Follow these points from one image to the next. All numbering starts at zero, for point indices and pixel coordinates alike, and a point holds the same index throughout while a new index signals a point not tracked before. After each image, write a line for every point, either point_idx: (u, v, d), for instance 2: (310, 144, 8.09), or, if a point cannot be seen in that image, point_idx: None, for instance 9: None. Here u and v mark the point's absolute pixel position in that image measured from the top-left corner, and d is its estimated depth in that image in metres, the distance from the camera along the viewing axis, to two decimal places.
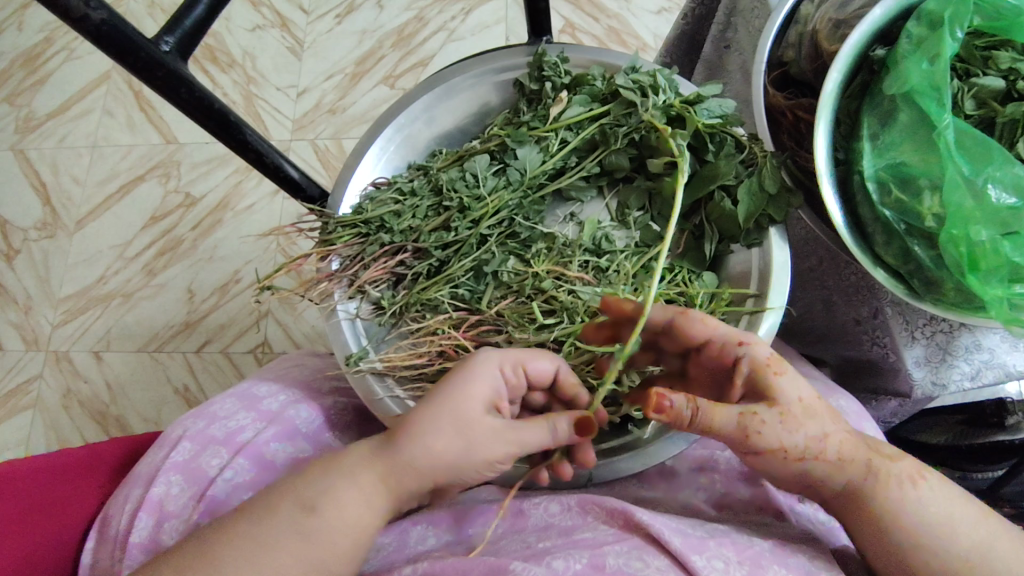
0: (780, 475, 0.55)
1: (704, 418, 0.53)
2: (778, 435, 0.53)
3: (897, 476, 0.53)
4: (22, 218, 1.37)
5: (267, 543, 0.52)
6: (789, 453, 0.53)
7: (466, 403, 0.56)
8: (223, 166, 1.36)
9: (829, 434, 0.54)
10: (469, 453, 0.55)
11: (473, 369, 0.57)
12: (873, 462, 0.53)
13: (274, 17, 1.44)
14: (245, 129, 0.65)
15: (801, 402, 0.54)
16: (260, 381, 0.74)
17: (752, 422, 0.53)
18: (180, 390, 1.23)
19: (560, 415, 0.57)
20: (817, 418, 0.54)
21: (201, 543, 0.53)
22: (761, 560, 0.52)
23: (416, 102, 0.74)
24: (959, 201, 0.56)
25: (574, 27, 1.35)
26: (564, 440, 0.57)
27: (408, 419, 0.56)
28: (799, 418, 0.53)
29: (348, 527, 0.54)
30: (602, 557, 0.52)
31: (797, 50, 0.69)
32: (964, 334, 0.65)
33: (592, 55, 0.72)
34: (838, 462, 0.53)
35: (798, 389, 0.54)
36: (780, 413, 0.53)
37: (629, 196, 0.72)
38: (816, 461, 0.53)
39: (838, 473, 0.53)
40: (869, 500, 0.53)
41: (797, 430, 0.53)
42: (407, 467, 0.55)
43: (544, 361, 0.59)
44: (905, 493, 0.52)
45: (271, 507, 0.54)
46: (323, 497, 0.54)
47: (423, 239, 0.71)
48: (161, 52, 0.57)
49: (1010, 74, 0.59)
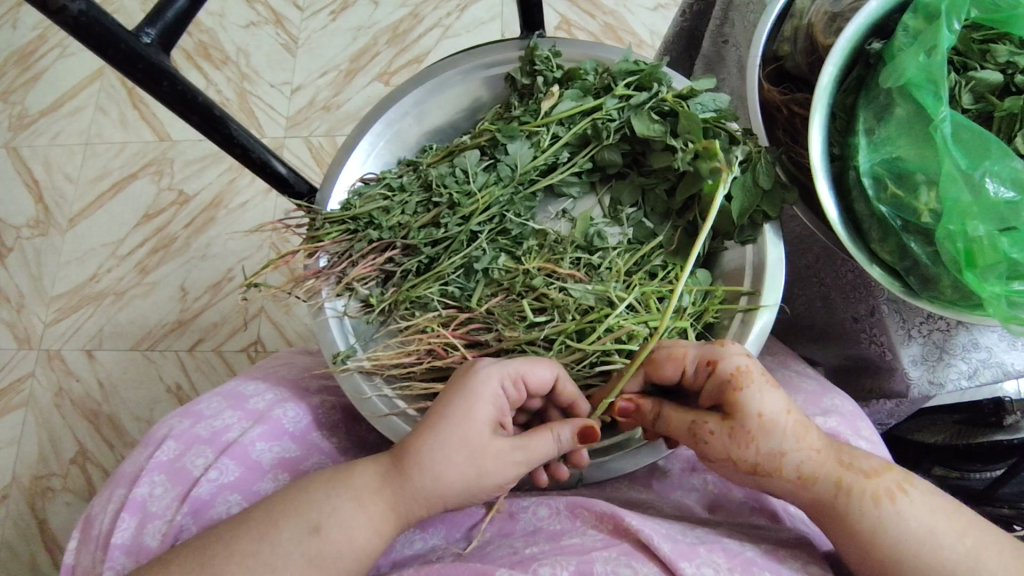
0: (743, 482, 0.57)
1: (662, 423, 0.58)
2: (729, 448, 0.55)
3: (872, 494, 0.52)
4: (14, 217, 1.36)
5: (271, 565, 0.51)
6: (741, 465, 0.55)
7: (471, 431, 0.55)
8: (217, 163, 1.35)
9: (787, 452, 0.53)
10: (481, 480, 0.56)
11: (478, 392, 0.56)
12: (840, 483, 0.52)
13: (268, 14, 1.43)
14: (229, 122, 0.64)
15: (761, 419, 0.53)
16: (248, 379, 0.72)
17: (703, 432, 0.56)
18: (172, 389, 1.21)
19: (563, 424, 0.58)
20: (775, 435, 0.53)
21: (196, 553, 0.52)
22: (751, 566, 0.51)
23: (406, 97, 0.73)
24: (955, 194, 0.54)
25: (569, 23, 1.34)
26: (568, 446, 0.58)
27: (412, 448, 0.55)
28: (753, 433, 0.54)
29: (354, 551, 0.53)
30: (590, 563, 0.51)
31: (792, 45, 0.68)
32: (961, 332, 0.65)
33: (584, 49, 0.72)
34: (798, 478, 0.53)
35: (760, 404, 0.54)
36: (731, 427, 0.54)
37: (622, 191, 0.70)
38: (773, 476, 0.54)
39: (802, 488, 0.54)
40: (838, 513, 0.52)
41: (747, 445, 0.54)
42: (418, 497, 0.55)
43: (544, 369, 0.58)
44: (883, 509, 0.51)
45: (274, 524, 0.52)
46: (327, 517, 0.53)
47: (412, 235, 0.70)
48: (143, 44, 0.56)
49: (1008, 68, 0.58)
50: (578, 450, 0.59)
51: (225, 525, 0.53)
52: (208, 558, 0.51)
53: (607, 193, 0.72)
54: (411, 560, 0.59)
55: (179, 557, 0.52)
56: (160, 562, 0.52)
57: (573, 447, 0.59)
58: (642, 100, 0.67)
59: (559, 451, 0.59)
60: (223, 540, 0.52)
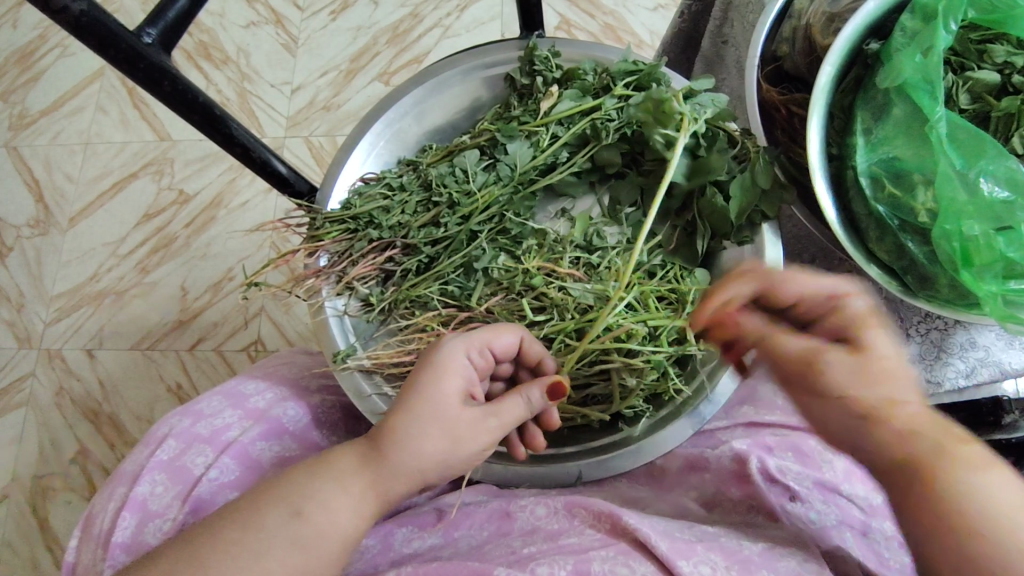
0: (837, 421, 0.55)
1: (770, 345, 0.58)
2: (845, 377, 0.55)
3: (973, 460, 0.50)
4: (15, 216, 1.36)
5: (256, 552, 0.50)
6: (849, 397, 0.55)
7: (442, 401, 0.56)
8: (217, 163, 1.35)
9: (899, 398, 0.54)
10: (458, 449, 0.56)
11: (445, 365, 0.57)
12: (946, 443, 0.51)
13: (268, 14, 1.43)
14: (230, 121, 0.64)
15: (884, 359, 0.54)
16: (248, 378, 0.73)
17: (818, 355, 0.56)
18: (173, 389, 1.22)
19: (531, 385, 0.58)
20: (893, 379, 0.54)
21: (184, 548, 0.51)
22: (749, 564, 0.51)
23: (406, 97, 0.73)
24: (951, 193, 0.55)
25: (569, 23, 1.35)
26: (538, 406, 0.59)
27: (387, 427, 0.55)
28: (875, 368, 0.54)
29: (337, 533, 0.53)
30: (587, 562, 0.52)
31: (791, 45, 0.68)
32: (958, 331, 0.65)
33: (583, 49, 0.72)
34: (905, 427, 0.52)
35: (885, 345, 0.55)
36: (854, 355, 0.55)
37: (621, 191, 0.71)
38: (880, 415, 0.53)
39: (906, 440, 0.52)
40: (934, 473, 0.50)
41: (864, 376, 0.54)
42: (399, 475, 0.55)
43: (507, 336, 0.61)
44: (981, 477, 0.49)
45: (258, 513, 0.52)
46: (309, 500, 0.53)
47: (413, 234, 0.70)
48: (144, 44, 0.56)
49: (1005, 68, 0.59)
50: (548, 409, 0.61)
51: (211, 519, 0.53)
52: (194, 549, 0.51)
53: (606, 193, 0.73)
54: (409, 559, 0.59)
55: (166, 552, 0.51)
56: (145, 561, 0.51)
57: (543, 406, 0.59)
58: (641, 100, 0.67)
59: (533, 412, 0.59)
60: (211, 530, 0.52)
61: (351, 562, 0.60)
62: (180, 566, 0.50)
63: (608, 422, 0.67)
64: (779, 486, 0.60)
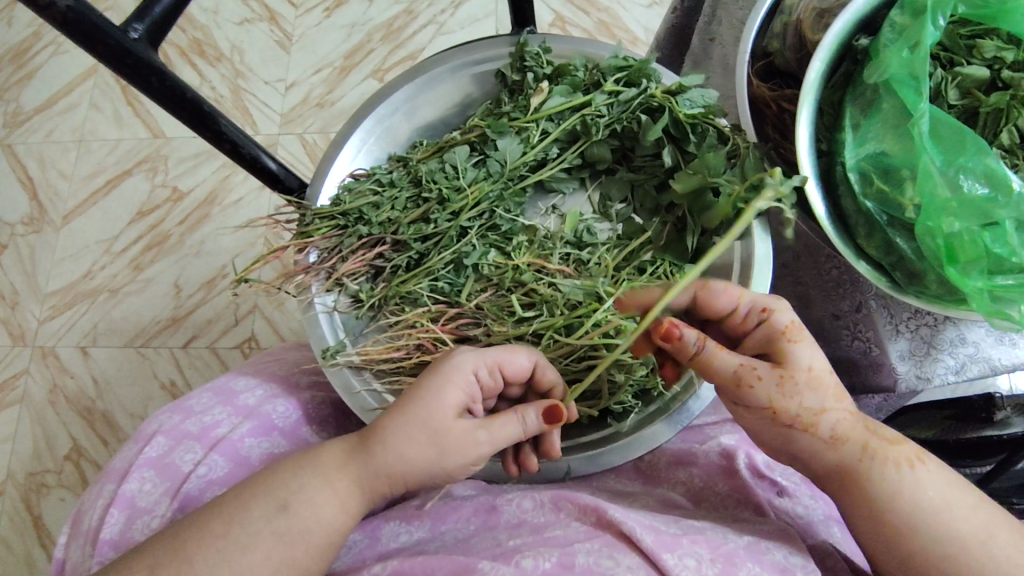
0: (767, 434, 0.56)
1: (706, 357, 0.54)
2: (771, 396, 0.53)
3: (893, 459, 0.52)
4: (9, 214, 1.36)
5: (241, 543, 0.50)
6: (779, 415, 0.54)
7: (437, 409, 0.55)
8: (210, 160, 1.34)
9: (826, 410, 0.53)
10: (443, 460, 0.56)
11: (449, 375, 0.56)
12: (869, 446, 0.53)
13: (263, 11, 1.43)
14: (219, 119, 0.64)
15: (809, 373, 0.53)
16: (238, 374, 0.73)
17: (750, 375, 0.54)
18: (167, 386, 1.22)
19: (528, 407, 0.58)
20: (818, 391, 0.53)
21: (169, 539, 0.51)
22: (735, 557, 0.51)
23: (397, 93, 0.73)
24: (933, 190, 0.55)
25: (564, 20, 1.34)
26: (534, 429, 0.58)
27: (381, 423, 0.56)
28: (800, 385, 0.53)
29: (321, 527, 0.53)
30: (572, 555, 0.51)
31: (782, 40, 0.67)
32: (947, 327, 0.65)
33: (574, 45, 0.71)
34: (831, 438, 0.53)
35: (810, 358, 0.54)
36: (780, 375, 0.53)
37: (611, 187, 0.71)
38: (807, 433, 0.54)
39: (830, 450, 0.53)
40: (864, 476, 0.52)
41: (793, 396, 0.53)
42: (381, 473, 0.55)
43: (522, 357, 0.60)
44: (904, 475, 0.52)
45: (243, 505, 0.52)
46: (294, 495, 0.53)
47: (402, 230, 0.70)
48: (131, 39, 0.56)
49: (994, 63, 0.59)
50: (549, 435, 0.60)
51: (195, 514, 0.53)
52: (179, 543, 0.50)
53: (596, 188, 0.73)
54: (396, 553, 0.58)
55: (150, 545, 0.51)
56: (126, 558, 0.51)
57: (539, 430, 0.59)
58: (631, 96, 0.67)
59: (526, 436, 0.59)
60: (197, 525, 0.51)
61: (339, 558, 0.60)
62: (163, 561, 0.50)
63: (597, 417, 0.68)
64: (767, 481, 0.62)
